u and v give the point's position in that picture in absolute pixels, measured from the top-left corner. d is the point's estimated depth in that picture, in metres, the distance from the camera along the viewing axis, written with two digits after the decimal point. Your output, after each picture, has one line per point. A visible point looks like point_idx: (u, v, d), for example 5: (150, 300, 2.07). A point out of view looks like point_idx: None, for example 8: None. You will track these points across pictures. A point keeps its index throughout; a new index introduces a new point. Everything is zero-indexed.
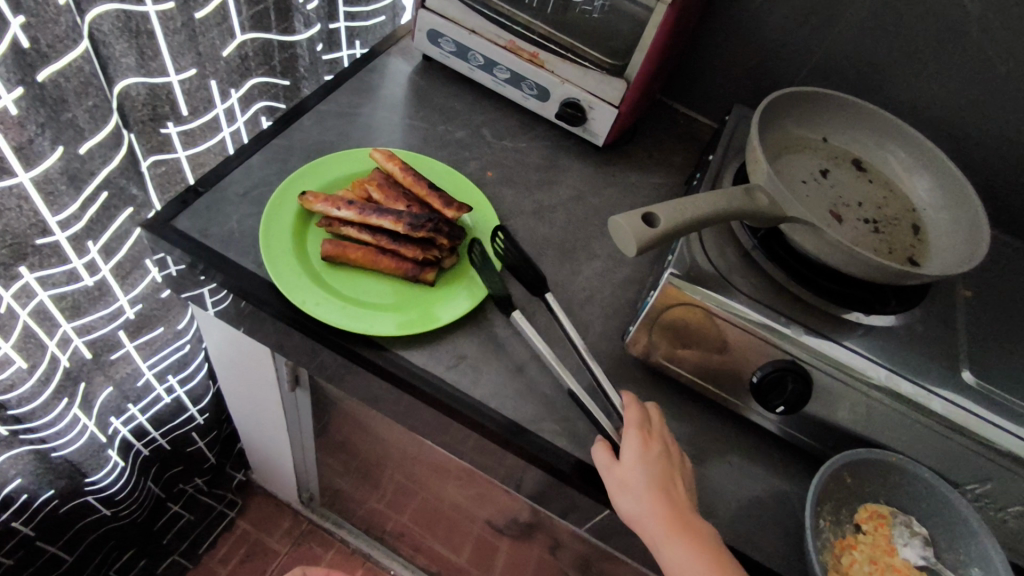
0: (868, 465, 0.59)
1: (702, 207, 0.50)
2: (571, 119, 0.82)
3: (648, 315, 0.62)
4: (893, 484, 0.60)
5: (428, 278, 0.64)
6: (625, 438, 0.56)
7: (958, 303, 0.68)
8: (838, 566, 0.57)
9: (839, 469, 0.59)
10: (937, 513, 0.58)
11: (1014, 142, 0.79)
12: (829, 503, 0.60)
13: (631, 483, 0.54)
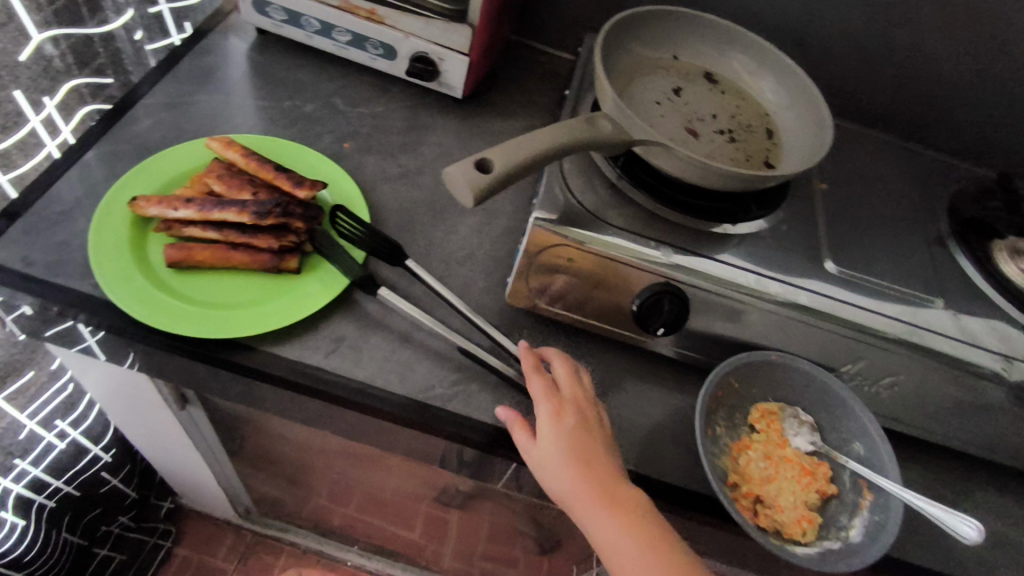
0: (751, 368, 0.62)
1: (537, 145, 0.47)
2: (424, 74, 0.78)
3: (522, 263, 0.61)
4: (778, 381, 0.63)
5: (290, 265, 0.60)
6: (539, 417, 0.54)
7: (817, 198, 0.70)
8: (736, 468, 0.59)
9: (724, 377, 0.61)
10: (818, 398, 0.62)
11: (853, 34, 0.82)
12: (721, 411, 0.62)
13: (546, 458, 0.53)
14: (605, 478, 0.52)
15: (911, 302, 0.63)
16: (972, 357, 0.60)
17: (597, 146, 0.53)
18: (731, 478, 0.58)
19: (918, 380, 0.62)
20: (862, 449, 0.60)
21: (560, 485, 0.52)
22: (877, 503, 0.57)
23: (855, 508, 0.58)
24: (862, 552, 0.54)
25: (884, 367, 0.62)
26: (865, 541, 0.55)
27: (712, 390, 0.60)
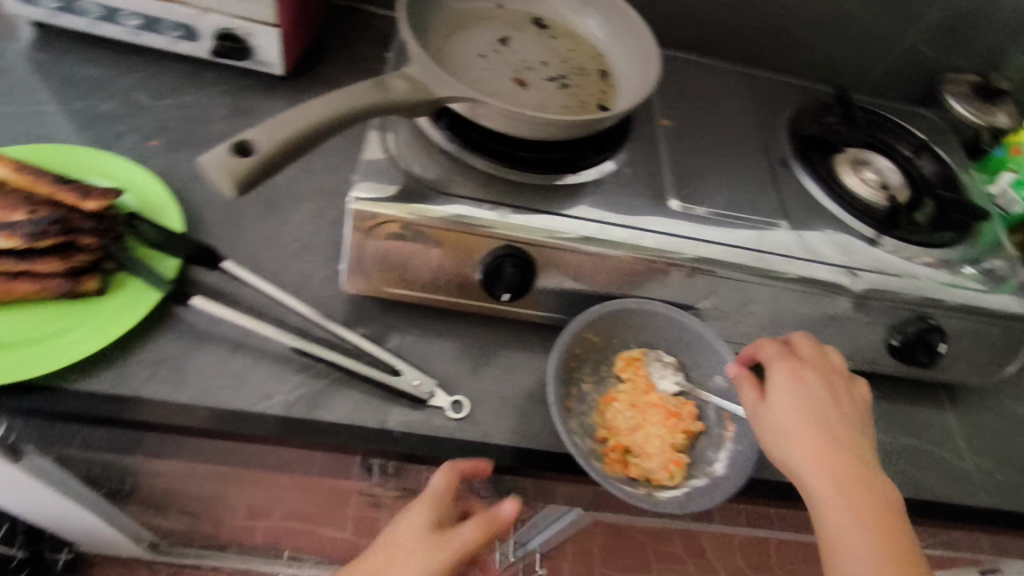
0: (608, 320, 0.60)
1: (299, 120, 0.43)
2: (234, 54, 0.71)
3: (354, 249, 0.57)
4: (638, 328, 0.62)
5: (87, 288, 0.54)
6: (773, 374, 0.54)
7: (660, 136, 0.69)
8: (604, 424, 0.59)
9: (580, 333, 0.59)
10: (680, 338, 0.62)
11: None
12: (583, 366, 0.61)
13: (796, 412, 0.52)
14: (838, 451, 0.50)
15: (756, 227, 0.64)
16: (817, 273, 0.61)
17: (390, 110, 0.48)
18: (601, 436, 0.58)
19: (770, 304, 0.62)
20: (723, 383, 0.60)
21: (788, 449, 0.51)
22: (740, 433, 0.58)
23: (720, 441, 0.59)
24: (726, 484, 0.55)
25: (738, 297, 0.62)
26: (728, 474, 0.56)
27: (567, 352, 0.58)
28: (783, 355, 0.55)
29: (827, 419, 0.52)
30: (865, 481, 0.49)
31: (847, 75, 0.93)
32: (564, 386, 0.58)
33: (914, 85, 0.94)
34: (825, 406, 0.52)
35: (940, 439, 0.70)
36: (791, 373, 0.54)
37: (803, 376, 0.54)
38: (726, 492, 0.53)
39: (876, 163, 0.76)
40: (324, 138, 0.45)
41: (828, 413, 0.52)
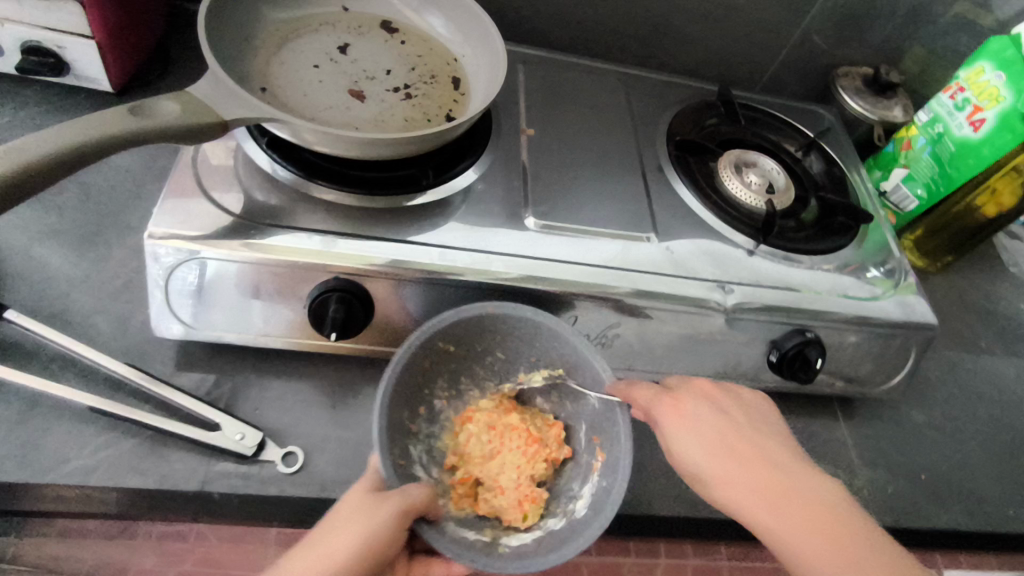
0: (462, 330, 0.52)
1: (21, 152, 0.37)
2: (45, 69, 0.63)
3: (160, 292, 0.51)
4: (504, 334, 0.53)
5: None
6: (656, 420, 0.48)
7: (521, 148, 0.64)
8: (457, 447, 0.55)
9: (427, 347, 0.50)
10: (551, 347, 0.53)
11: None
12: (434, 381, 0.54)
13: (699, 453, 0.45)
14: (760, 475, 0.44)
15: (622, 242, 0.60)
16: (682, 287, 0.58)
17: (156, 138, 0.41)
18: (449, 459, 0.54)
19: (637, 325, 0.58)
20: (597, 400, 0.53)
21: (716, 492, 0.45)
22: (607, 465, 0.50)
23: (586, 472, 0.53)
24: (581, 530, 0.47)
25: (601, 319, 0.57)
26: (587, 518, 0.48)
27: (409, 374, 0.50)
28: (659, 399, 0.48)
29: (736, 449, 0.45)
30: (812, 530, 0.41)
31: (741, 71, 0.90)
32: (405, 415, 0.51)
33: (810, 78, 0.91)
34: (732, 454, 0.45)
35: (831, 452, 0.67)
36: (679, 428, 0.47)
37: (684, 413, 0.47)
38: (577, 545, 0.45)
39: (764, 164, 0.72)
40: (64, 173, 0.38)
41: (731, 460, 0.45)
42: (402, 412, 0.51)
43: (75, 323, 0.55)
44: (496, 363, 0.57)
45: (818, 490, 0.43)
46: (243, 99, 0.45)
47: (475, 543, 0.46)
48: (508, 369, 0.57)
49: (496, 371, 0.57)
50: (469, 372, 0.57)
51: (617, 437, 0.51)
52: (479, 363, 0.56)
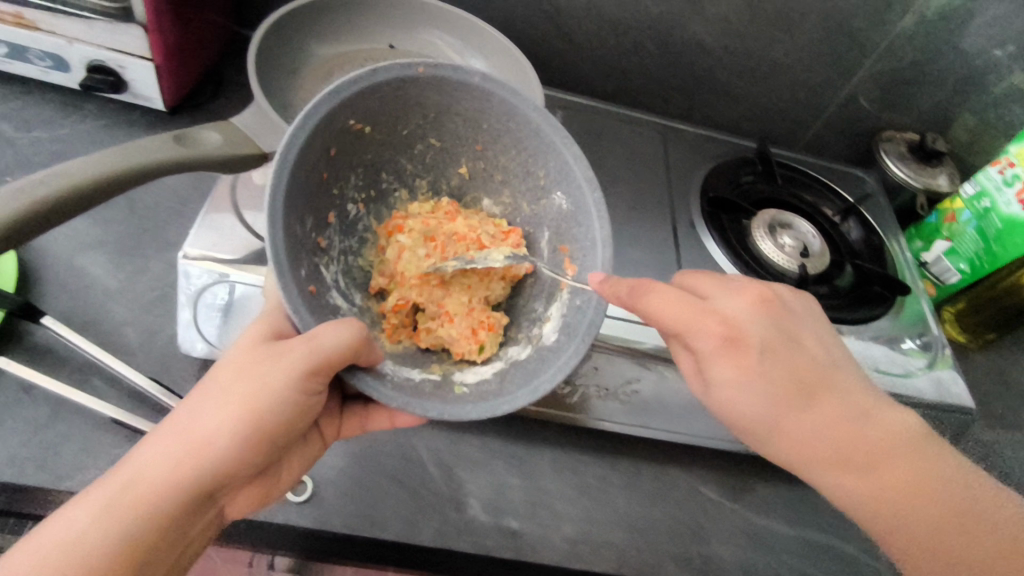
0: (374, 99, 0.47)
1: (70, 175, 0.37)
2: (106, 87, 0.66)
3: (190, 311, 0.52)
4: (435, 111, 0.51)
5: None
6: (710, 361, 0.42)
7: None
8: (388, 261, 0.53)
9: (340, 127, 0.46)
10: (498, 123, 0.52)
11: (602, 8, 0.77)
12: (343, 171, 0.50)
13: (764, 401, 0.42)
14: (829, 420, 0.42)
15: None
16: None
17: (203, 164, 0.43)
18: (381, 275, 0.53)
19: (656, 381, 0.57)
20: (564, 204, 0.52)
21: (786, 443, 0.43)
22: (576, 286, 0.51)
23: (547, 292, 0.54)
24: (551, 362, 0.47)
25: (620, 374, 0.57)
26: (559, 346, 0.48)
27: (317, 167, 0.46)
28: (711, 334, 0.42)
29: (806, 393, 0.42)
30: (889, 468, 0.42)
31: (782, 127, 0.90)
32: (310, 228, 0.47)
33: (853, 140, 0.90)
34: (802, 398, 0.42)
35: (856, 531, 0.63)
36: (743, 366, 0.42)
37: (740, 352, 0.42)
38: (545, 381, 0.45)
39: (799, 227, 0.71)
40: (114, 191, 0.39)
41: (803, 403, 0.42)
42: (306, 224, 0.46)
43: (106, 331, 0.56)
44: (424, 151, 0.54)
45: (880, 413, 0.44)
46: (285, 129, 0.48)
47: (423, 389, 0.44)
48: (446, 160, 0.56)
49: (420, 160, 0.55)
50: (392, 167, 0.54)
51: (592, 245, 0.50)
52: (404, 153, 0.54)
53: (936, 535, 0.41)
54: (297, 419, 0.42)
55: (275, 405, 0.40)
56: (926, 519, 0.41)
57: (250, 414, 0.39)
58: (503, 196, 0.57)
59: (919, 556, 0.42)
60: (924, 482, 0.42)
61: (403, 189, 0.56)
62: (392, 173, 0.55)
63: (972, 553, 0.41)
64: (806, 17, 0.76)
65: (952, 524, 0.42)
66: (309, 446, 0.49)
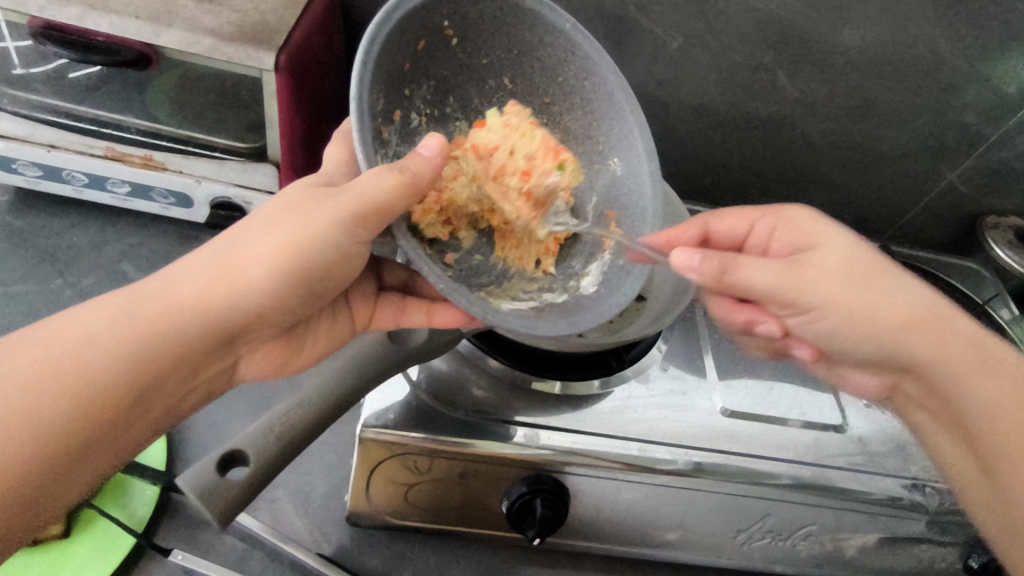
0: (473, 8, 0.47)
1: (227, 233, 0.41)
2: (231, 222, 0.64)
3: (362, 481, 0.51)
4: (521, 51, 0.51)
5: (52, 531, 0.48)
6: (801, 229, 0.50)
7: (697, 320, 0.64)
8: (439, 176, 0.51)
9: (435, 24, 0.46)
10: (574, 78, 0.52)
11: (714, 109, 0.76)
12: (416, 75, 0.48)
13: (833, 266, 0.45)
14: (912, 295, 0.45)
15: (814, 432, 0.58)
16: (874, 487, 0.55)
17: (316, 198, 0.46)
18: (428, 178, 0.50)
19: (832, 525, 0.56)
20: (620, 167, 0.54)
21: (882, 305, 0.44)
22: (625, 245, 0.52)
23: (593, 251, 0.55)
24: (597, 308, 0.48)
25: (795, 519, 0.55)
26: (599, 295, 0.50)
27: (403, 49, 0.45)
28: (806, 212, 0.51)
29: (890, 275, 0.45)
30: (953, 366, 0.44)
31: (882, 214, 0.88)
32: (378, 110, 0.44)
33: (954, 228, 0.87)
34: (877, 276, 0.45)
35: None
36: (817, 256, 0.46)
37: (832, 225, 0.49)
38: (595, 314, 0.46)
39: None
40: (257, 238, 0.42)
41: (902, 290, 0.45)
42: (376, 104, 0.44)
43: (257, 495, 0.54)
44: (496, 92, 0.54)
45: (967, 328, 0.46)
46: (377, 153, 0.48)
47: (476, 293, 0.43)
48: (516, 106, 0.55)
49: (489, 101, 0.54)
50: (462, 97, 0.53)
51: (643, 216, 0.52)
52: (478, 89, 0.53)
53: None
54: (341, 264, 0.43)
55: (317, 245, 0.39)
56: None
57: (286, 261, 0.39)
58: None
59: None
60: (1001, 380, 0.44)
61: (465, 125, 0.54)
62: (459, 104, 0.53)
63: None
64: (918, 115, 0.75)
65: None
66: (339, 322, 0.52)
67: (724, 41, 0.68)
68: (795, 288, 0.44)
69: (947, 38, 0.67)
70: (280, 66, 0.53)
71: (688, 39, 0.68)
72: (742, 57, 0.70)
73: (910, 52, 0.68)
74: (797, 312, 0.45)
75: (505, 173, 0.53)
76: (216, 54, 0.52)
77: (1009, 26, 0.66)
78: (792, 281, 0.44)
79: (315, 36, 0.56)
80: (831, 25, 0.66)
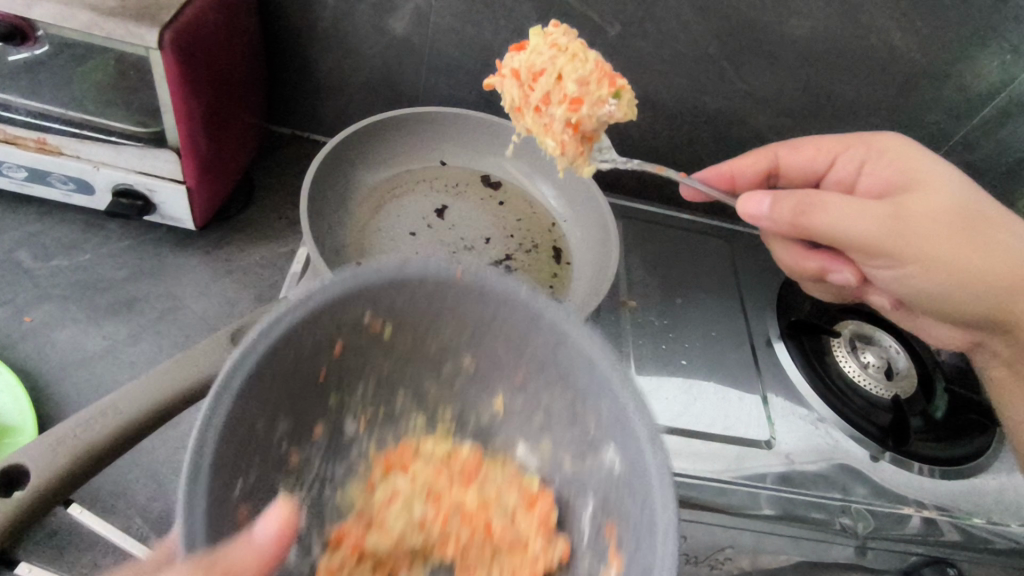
0: (398, 298, 0.36)
1: (114, 413, 0.34)
2: (132, 212, 0.61)
3: None
4: (476, 322, 0.37)
5: None
6: (893, 168, 0.50)
7: (626, 326, 0.61)
8: (371, 500, 0.40)
9: (352, 323, 0.36)
10: (546, 354, 0.37)
11: (661, 103, 0.72)
12: (348, 374, 0.39)
13: (952, 202, 0.46)
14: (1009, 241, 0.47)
15: (738, 446, 0.54)
16: (797, 509, 0.51)
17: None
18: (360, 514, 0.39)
19: (752, 545, 0.52)
20: (571, 462, 0.39)
21: (971, 260, 0.46)
22: None
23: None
24: None
25: (713, 542, 0.52)
26: None
27: (305, 370, 0.36)
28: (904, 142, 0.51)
29: (980, 222, 0.46)
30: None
31: None
32: (237, 486, 0.32)
33: None
34: (965, 228, 0.45)
35: None
36: (930, 201, 0.46)
37: (916, 165, 0.49)
38: None
39: (881, 340, 0.64)
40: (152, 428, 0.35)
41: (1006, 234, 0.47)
42: (239, 483, 0.33)
43: None
44: (457, 373, 0.41)
45: None
46: None
47: None
48: (481, 389, 0.41)
49: (451, 382, 0.41)
50: (414, 388, 0.41)
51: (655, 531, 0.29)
52: (432, 372, 0.41)
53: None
54: None
55: None
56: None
57: None
58: (541, 442, 0.40)
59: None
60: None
61: (421, 416, 0.42)
62: (413, 397, 0.42)
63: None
64: (877, 110, 0.70)
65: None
66: None
67: (665, 29, 0.65)
68: (889, 244, 0.45)
69: (901, 30, 0.63)
70: (168, 44, 0.49)
71: (628, 26, 0.64)
72: (686, 47, 0.66)
73: (863, 44, 0.64)
74: (884, 262, 0.47)
75: (550, 101, 0.47)
76: (95, 30, 0.48)
77: (968, 19, 0.61)
78: (887, 233, 0.45)
79: (210, 14, 0.53)
80: (776, 13, 0.62)
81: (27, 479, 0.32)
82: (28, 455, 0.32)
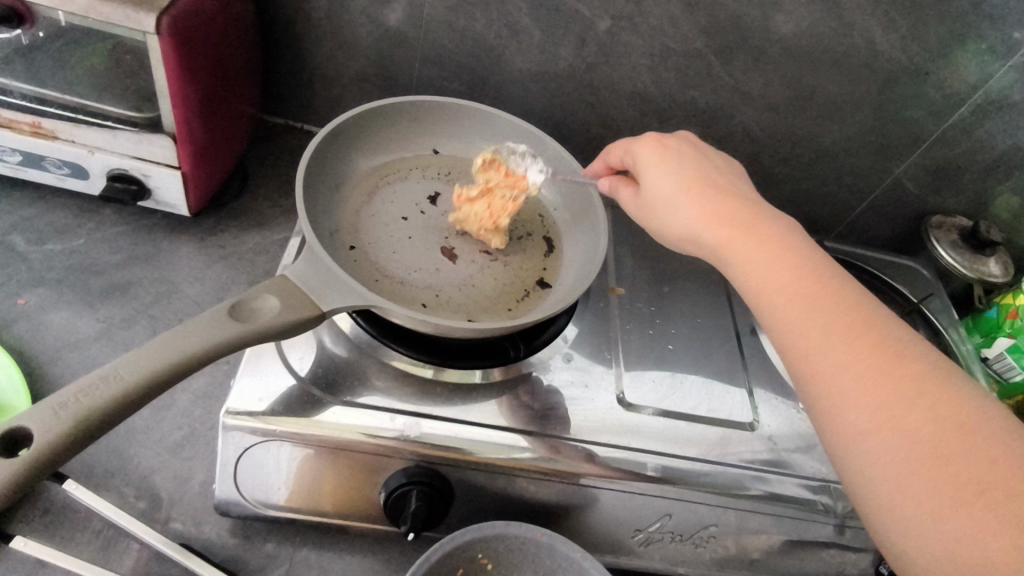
0: (500, 545, 0.48)
1: (117, 380, 0.35)
2: (127, 197, 0.61)
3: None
4: (547, 570, 0.49)
5: None
6: (638, 150, 0.54)
7: (612, 312, 0.62)
8: None
9: (466, 562, 0.48)
10: None
11: (648, 98, 0.73)
12: None
13: (663, 182, 0.51)
14: (739, 210, 0.47)
15: (721, 428, 0.55)
16: (782, 489, 0.52)
17: (259, 340, 0.40)
18: None
19: (736, 527, 0.53)
20: None
21: (698, 219, 0.48)
22: None
23: None
24: None
25: (696, 520, 0.53)
26: None
27: None
28: (644, 137, 0.55)
29: (705, 195, 0.49)
30: (765, 249, 0.44)
31: (826, 214, 0.84)
32: None
33: (904, 228, 0.84)
34: (686, 196, 0.49)
35: None
36: (648, 171, 0.52)
37: (666, 151, 0.53)
38: None
39: None
40: (151, 399, 0.36)
41: (716, 189, 0.49)
42: None
43: (131, 481, 0.52)
44: None
45: (794, 240, 0.45)
46: (347, 286, 0.44)
47: None
48: None
49: None
50: None
51: None
52: None
53: (872, 381, 0.37)
54: None
55: None
56: (827, 317, 0.40)
57: None
58: None
59: (857, 418, 0.37)
60: (807, 276, 0.42)
61: None
62: None
63: (909, 409, 0.36)
64: (859, 107, 0.72)
65: (872, 355, 0.38)
66: None
67: (654, 23, 0.66)
68: (645, 218, 0.52)
69: (881, 28, 0.65)
70: (167, 29, 0.50)
71: (617, 21, 0.66)
72: (674, 41, 0.67)
73: (845, 41, 0.66)
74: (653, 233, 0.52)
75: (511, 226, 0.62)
76: (93, 13, 0.49)
77: (945, 18, 0.63)
78: (643, 210, 0.52)
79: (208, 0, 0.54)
80: (762, 9, 0.64)
81: (32, 443, 0.33)
82: (29, 419, 0.33)
